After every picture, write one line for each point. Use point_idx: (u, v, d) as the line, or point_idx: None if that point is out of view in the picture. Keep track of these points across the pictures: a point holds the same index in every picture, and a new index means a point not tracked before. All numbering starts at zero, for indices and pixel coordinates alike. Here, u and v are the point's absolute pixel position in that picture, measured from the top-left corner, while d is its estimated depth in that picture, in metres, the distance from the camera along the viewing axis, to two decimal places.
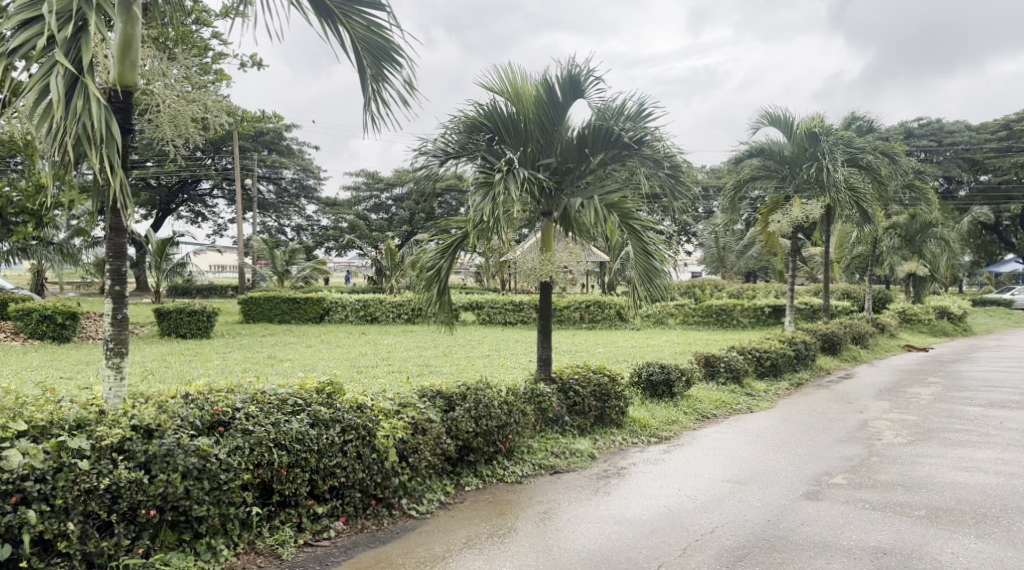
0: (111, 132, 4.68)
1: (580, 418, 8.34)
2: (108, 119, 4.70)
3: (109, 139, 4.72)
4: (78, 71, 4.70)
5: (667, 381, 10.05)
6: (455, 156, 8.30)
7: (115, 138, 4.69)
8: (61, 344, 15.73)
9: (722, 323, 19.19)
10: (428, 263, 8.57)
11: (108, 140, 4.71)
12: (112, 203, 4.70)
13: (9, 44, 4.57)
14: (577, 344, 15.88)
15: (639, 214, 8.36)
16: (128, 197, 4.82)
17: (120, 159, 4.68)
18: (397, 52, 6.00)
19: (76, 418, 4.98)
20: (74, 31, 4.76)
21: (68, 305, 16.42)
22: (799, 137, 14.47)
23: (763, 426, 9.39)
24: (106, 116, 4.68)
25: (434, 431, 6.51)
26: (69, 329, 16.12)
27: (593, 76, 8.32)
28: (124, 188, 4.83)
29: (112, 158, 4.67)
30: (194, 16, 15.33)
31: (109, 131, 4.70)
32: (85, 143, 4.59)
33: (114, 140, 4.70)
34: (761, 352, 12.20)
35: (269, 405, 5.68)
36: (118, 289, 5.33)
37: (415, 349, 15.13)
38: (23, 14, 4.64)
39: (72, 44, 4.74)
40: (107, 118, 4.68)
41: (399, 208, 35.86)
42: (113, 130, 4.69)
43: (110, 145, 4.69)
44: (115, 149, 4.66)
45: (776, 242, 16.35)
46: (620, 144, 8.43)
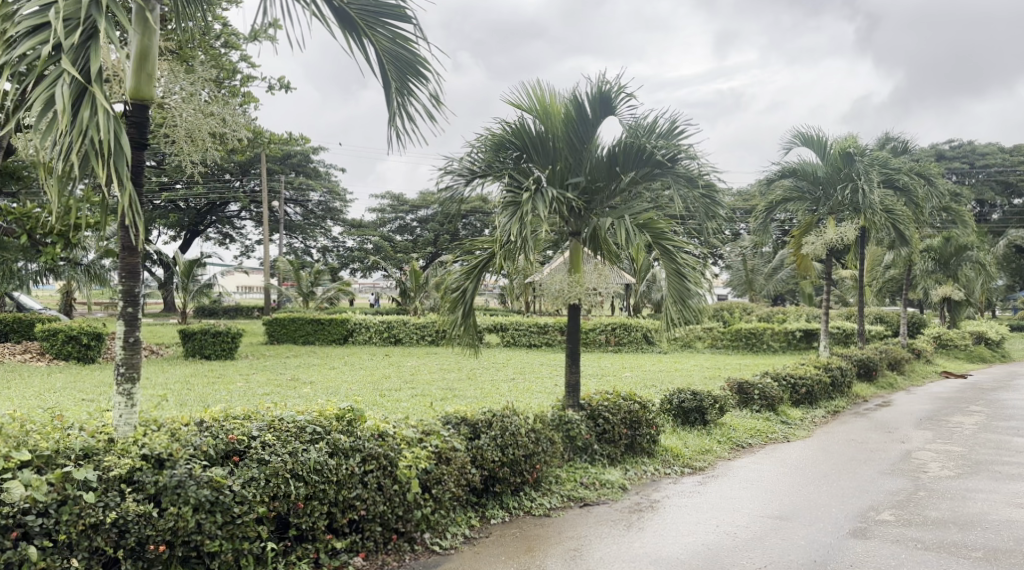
0: (120, 144, 4.48)
1: (610, 447, 8.01)
2: (118, 130, 4.51)
3: (118, 152, 4.52)
4: (87, 81, 4.51)
5: (699, 409, 9.71)
6: (482, 176, 8.05)
7: (124, 151, 4.49)
8: (86, 365, 15.62)
9: (751, 347, 18.78)
10: (453, 284, 8.33)
11: (116, 154, 4.50)
12: (120, 221, 4.47)
13: (15, 51, 4.36)
14: (604, 368, 15.54)
15: (672, 234, 8.08)
16: (138, 215, 4.60)
17: (129, 172, 4.47)
18: (423, 65, 5.76)
19: (84, 447, 4.75)
20: (83, 39, 4.56)
21: (94, 325, 16.33)
22: (833, 157, 14.10)
23: (800, 457, 9.01)
24: (116, 127, 4.48)
25: (459, 460, 6.23)
26: (94, 349, 16.02)
27: (625, 92, 8.05)
28: (134, 205, 4.61)
29: (121, 172, 4.46)
30: (223, 40, 15.33)
31: (118, 144, 4.51)
32: (92, 156, 4.37)
33: (123, 154, 4.49)
34: (796, 378, 11.82)
35: (286, 433, 5.42)
36: (131, 311, 5.10)
37: (439, 372, 14.85)
38: (32, 19, 4.44)
39: (80, 53, 4.54)
40: (117, 129, 4.50)
41: (423, 229, 35.78)
42: (122, 144, 4.48)
43: (119, 158, 4.47)
44: (124, 162, 4.45)
45: (809, 265, 15.96)
46: (652, 161, 8.15)
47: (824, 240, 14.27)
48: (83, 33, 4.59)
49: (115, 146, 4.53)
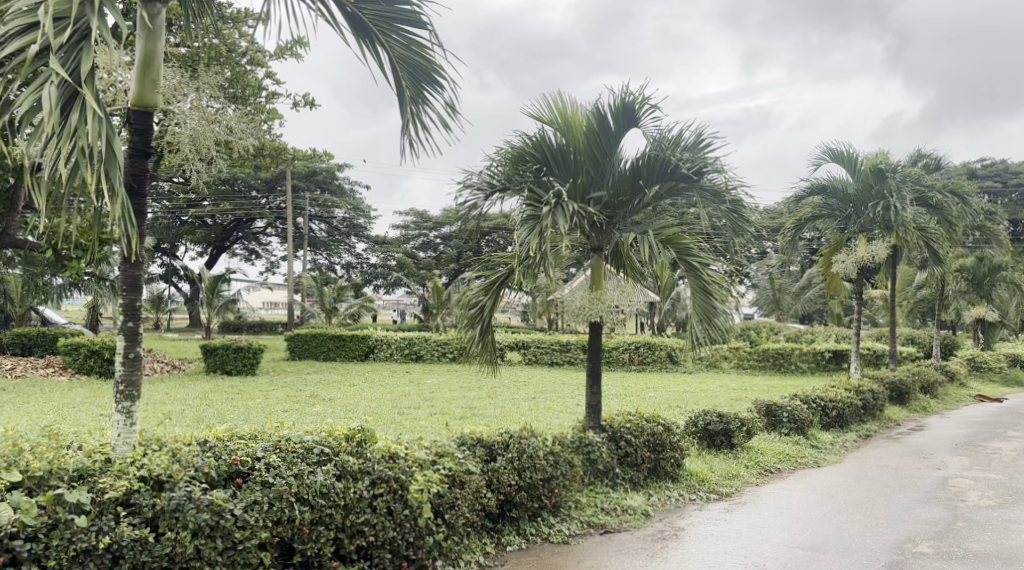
0: (113, 151, 4.30)
1: (632, 470, 7.72)
2: (111, 136, 4.35)
3: (110, 158, 4.35)
4: (78, 83, 4.33)
5: (726, 432, 9.38)
6: (501, 190, 7.83)
7: (116, 158, 4.31)
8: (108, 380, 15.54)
9: (779, 367, 18.37)
10: (471, 300, 8.10)
11: (109, 159, 4.31)
12: (112, 230, 4.28)
13: (5, 49, 4.17)
14: (628, 387, 15.23)
15: (698, 250, 7.80)
16: (132, 224, 4.42)
17: (123, 180, 4.29)
18: (438, 73, 5.56)
19: (78, 468, 4.56)
20: (75, 41, 4.41)
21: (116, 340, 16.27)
22: (863, 173, 13.78)
23: (831, 484, 8.66)
24: (109, 135, 4.33)
25: (474, 483, 5.99)
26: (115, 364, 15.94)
27: (649, 104, 7.80)
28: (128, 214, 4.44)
29: (114, 179, 4.28)
30: (248, 56, 15.26)
31: (111, 150, 4.34)
32: (82, 161, 4.18)
33: (116, 162, 4.32)
34: (827, 401, 11.45)
35: (292, 455, 5.20)
36: (132, 326, 4.91)
37: (459, 390, 14.60)
38: (20, 20, 4.26)
39: (70, 54, 4.39)
40: (111, 136, 4.34)
41: (446, 246, 35.66)
42: (116, 148, 4.29)
43: (111, 164, 4.27)
44: (116, 171, 4.28)
45: (839, 285, 15.56)
46: (677, 175, 7.90)
47: (855, 258, 13.89)
48: (74, 33, 4.42)
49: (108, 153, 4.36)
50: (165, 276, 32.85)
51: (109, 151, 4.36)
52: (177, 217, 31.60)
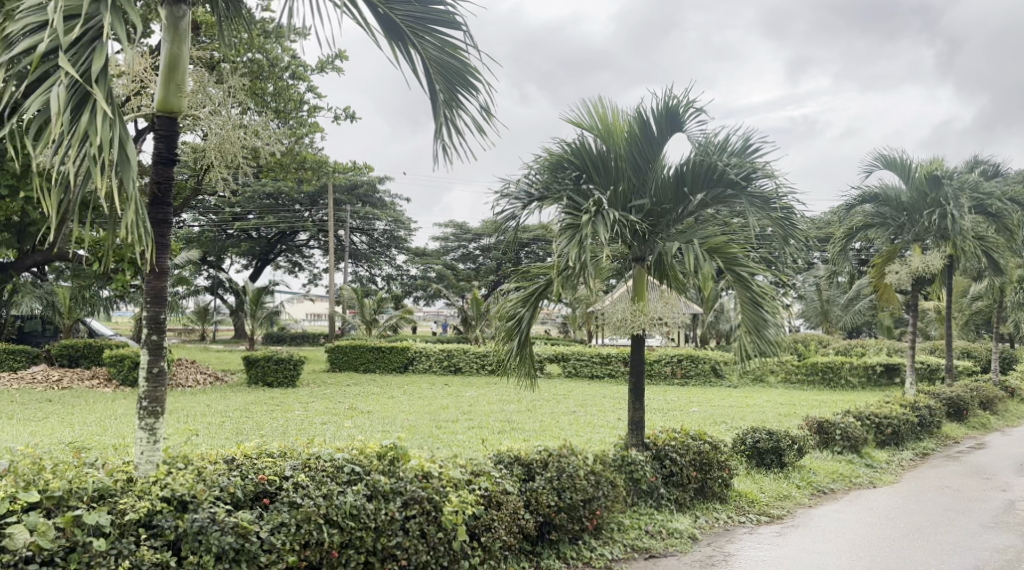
0: (126, 157, 4.17)
1: (677, 491, 7.42)
2: (124, 138, 4.21)
3: (123, 162, 4.21)
4: (89, 84, 4.20)
5: (776, 450, 9.02)
6: (539, 199, 7.59)
7: (130, 162, 4.17)
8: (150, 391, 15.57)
9: (829, 382, 17.84)
10: (508, 312, 7.86)
11: (123, 165, 4.19)
12: (127, 240, 4.13)
13: (15, 49, 4.04)
14: (673, 401, 14.87)
15: (746, 260, 7.49)
16: (147, 235, 4.27)
17: (136, 187, 4.15)
18: (473, 75, 5.33)
19: (98, 488, 4.38)
20: (88, 40, 4.29)
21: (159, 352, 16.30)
22: (918, 181, 13.23)
23: (888, 506, 8.26)
24: (124, 140, 4.20)
25: (512, 504, 5.77)
26: None
27: (694, 107, 7.51)
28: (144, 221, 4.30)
29: (129, 187, 4.14)
30: (291, 71, 15.19)
31: (123, 154, 4.20)
32: (93, 167, 4.06)
33: (129, 167, 4.18)
34: (882, 418, 11.00)
35: (321, 474, 5.00)
36: (156, 339, 4.74)
37: (498, 404, 14.34)
38: (30, 17, 4.16)
39: (82, 54, 4.26)
40: (125, 139, 4.20)
41: (486, 258, 35.47)
42: (130, 151, 4.17)
43: (124, 170, 4.16)
44: (130, 178, 4.14)
45: (892, 297, 15.04)
46: (724, 181, 7.57)
47: (908, 269, 13.42)
48: (87, 33, 4.31)
49: (122, 156, 4.22)
50: (210, 288, 33.13)
51: (121, 154, 4.22)
52: (222, 230, 31.85)
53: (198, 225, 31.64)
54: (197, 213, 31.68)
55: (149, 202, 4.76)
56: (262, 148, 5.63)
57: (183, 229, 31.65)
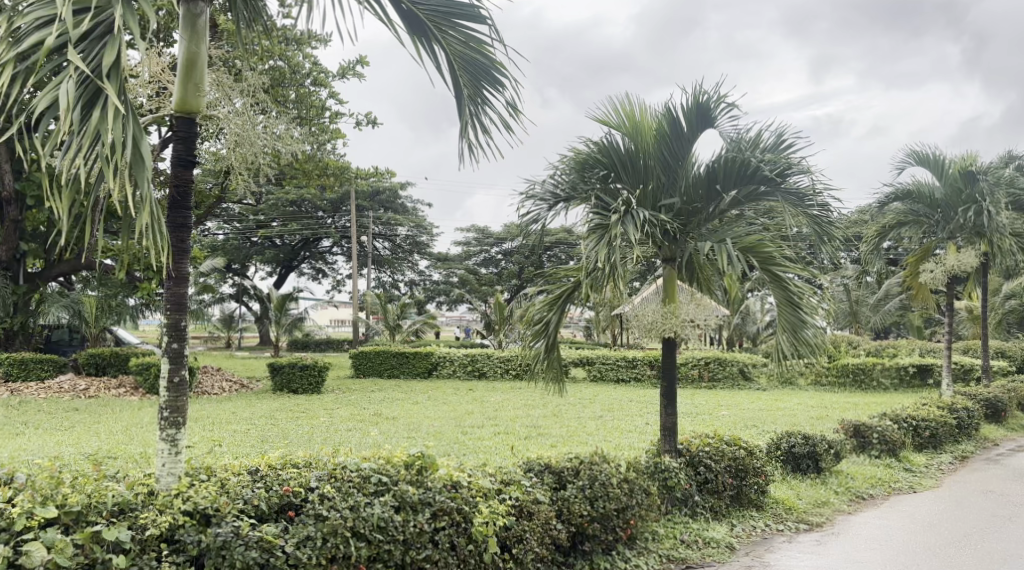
0: (140, 156, 4.04)
1: (712, 498, 7.29)
2: (137, 138, 4.09)
3: (137, 162, 4.08)
4: (99, 82, 4.07)
5: (812, 455, 8.81)
6: (566, 200, 7.41)
7: (144, 162, 4.05)
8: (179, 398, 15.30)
9: (860, 383, 17.51)
10: (535, 316, 7.68)
11: (138, 164, 4.07)
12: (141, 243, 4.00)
13: (22, 45, 3.94)
14: (700, 405, 14.63)
15: (782, 260, 7.29)
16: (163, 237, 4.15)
17: (150, 187, 4.03)
18: (499, 71, 5.17)
19: (119, 502, 4.25)
20: (98, 36, 4.16)
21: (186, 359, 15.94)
22: (951, 177, 12.88)
23: (931, 512, 8.01)
24: (138, 139, 4.07)
25: (543, 514, 5.62)
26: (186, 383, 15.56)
27: (725, 102, 7.29)
28: (160, 223, 4.18)
29: (143, 189, 4.02)
30: (312, 77, 15.03)
31: (137, 153, 4.07)
32: (105, 165, 3.92)
33: (143, 167, 4.06)
34: (919, 420, 10.73)
35: (348, 485, 4.85)
36: (176, 347, 4.60)
37: (523, 408, 14.17)
38: (38, 11, 4.06)
39: (93, 51, 4.14)
40: (139, 138, 4.08)
41: (508, 262, 35.29)
42: (144, 149, 4.05)
43: (140, 169, 4.04)
44: (143, 178, 4.02)
45: (927, 297, 14.70)
46: (757, 178, 7.36)
47: (944, 267, 13.13)
48: (96, 28, 4.18)
49: (135, 155, 4.10)
50: (236, 296, 33.22)
51: (134, 153, 4.09)
52: (246, 237, 31.91)
53: (223, 233, 31.77)
54: (221, 221, 31.75)
55: (168, 206, 4.63)
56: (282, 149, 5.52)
57: (208, 237, 31.76)
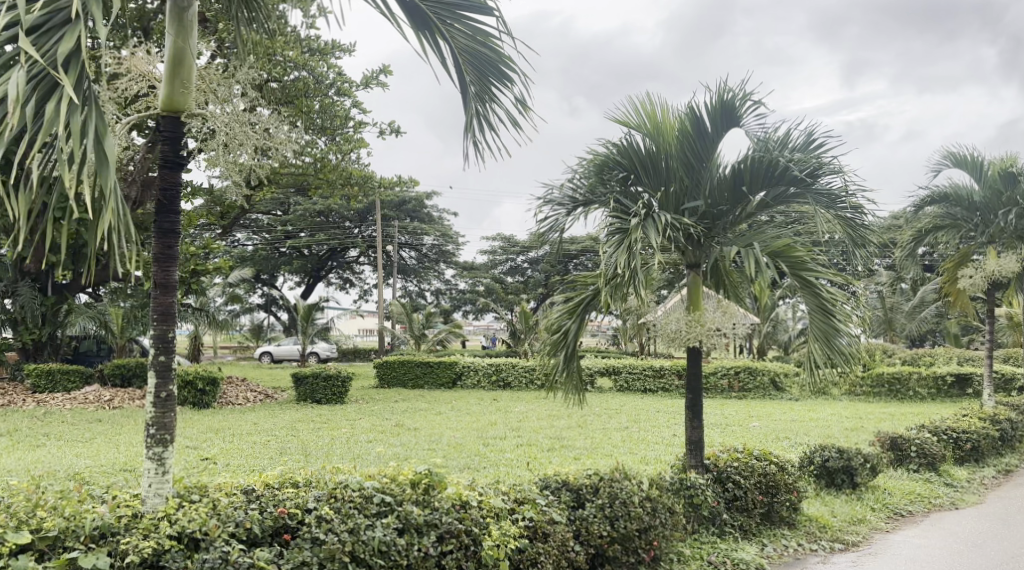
0: (103, 152, 3.87)
1: (742, 517, 6.96)
2: (101, 133, 3.90)
3: (101, 160, 3.90)
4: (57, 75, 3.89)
5: (848, 469, 8.41)
6: (585, 205, 7.12)
7: (108, 161, 3.87)
8: (203, 410, 14.83)
9: (897, 394, 16.97)
10: (553, 325, 7.39)
11: (100, 162, 3.89)
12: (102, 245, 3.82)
13: None
14: (730, 415, 14.20)
15: (815, 266, 6.92)
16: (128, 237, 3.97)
17: (115, 186, 3.86)
18: (507, 65, 4.87)
19: (99, 526, 4.04)
20: (57, 25, 3.97)
21: (210, 370, 15.61)
22: (990, 179, 12.41)
23: (973, 530, 7.57)
24: (102, 135, 3.90)
25: (560, 535, 5.31)
26: (209, 394, 15.26)
27: (751, 100, 6.94)
28: (126, 223, 4.00)
29: (106, 186, 3.85)
30: (335, 87, 14.57)
31: (100, 151, 3.88)
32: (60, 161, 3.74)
33: (106, 166, 3.88)
34: (959, 433, 10.26)
35: (349, 506, 4.60)
36: (163, 360, 4.37)
37: (548, 419, 13.84)
38: None
39: (50, 42, 3.95)
40: (102, 134, 3.90)
41: (534, 270, 34.97)
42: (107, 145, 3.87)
43: (102, 166, 3.87)
44: (106, 175, 3.84)
45: (966, 304, 14.18)
46: (787, 178, 6.99)
47: (984, 273, 12.65)
48: (54, 19, 3.99)
49: (99, 153, 3.92)
50: (264, 306, 33.19)
51: (97, 150, 3.91)
52: (274, 247, 31.86)
53: (251, 244, 31.76)
54: (249, 231, 31.75)
55: (155, 210, 4.42)
56: (277, 148, 5.04)
57: (237, 247, 31.78)
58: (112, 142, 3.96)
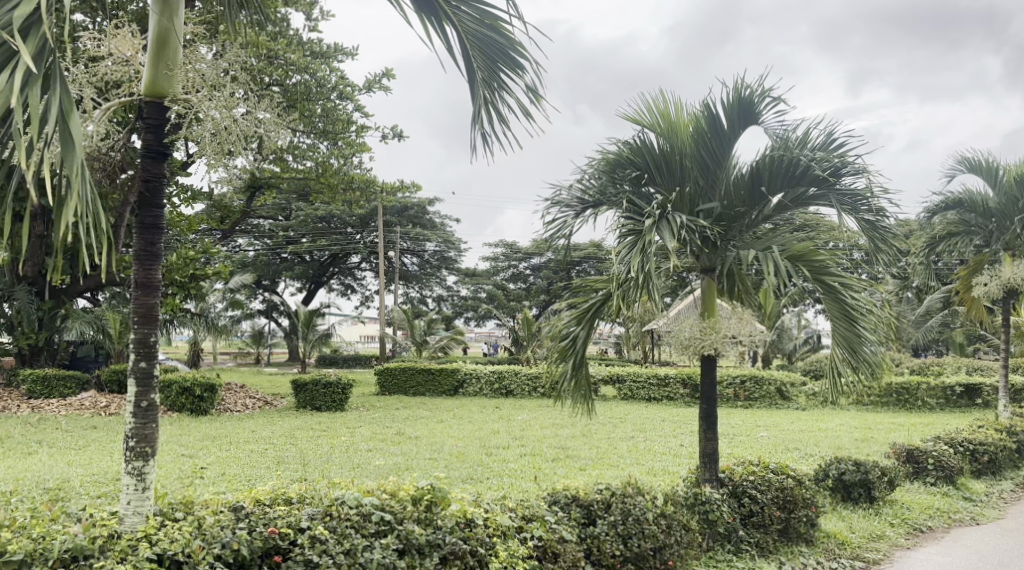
0: (68, 134, 3.64)
1: (758, 533, 6.62)
2: (67, 111, 3.66)
3: (66, 142, 3.65)
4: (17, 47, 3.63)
5: (865, 483, 8.07)
6: (594, 206, 6.82)
7: (74, 141, 3.64)
8: (199, 417, 14.47)
9: (905, 403, 16.60)
10: (561, 330, 7.06)
11: (65, 143, 3.65)
12: (68, 233, 3.61)
13: None
14: (738, 425, 13.87)
15: (838, 270, 6.60)
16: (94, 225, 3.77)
17: (82, 170, 3.62)
18: (518, 51, 4.57)
19: (74, 548, 3.87)
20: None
21: (208, 377, 15.26)
22: (1006, 185, 12.06)
23: (998, 548, 7.21)
24: (66, 114, 3.66)
25: (571, 555, 5.00)
26: (207, 401, 14.89)
27: (770, 95, 6.64)
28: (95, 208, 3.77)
29: (71, 170, 3.62)
30: (337, 92, 14.08)
31: (66, 132, 3.65)
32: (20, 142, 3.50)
33: (72, 147, 3.64)
34: (976, 444, 9.90)
35: (346, 525, 4.36)
36: (145, 366, 4.15)
37: (551, 428, 13.52)
38: None
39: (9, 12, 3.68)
40: (67, 112, 3.66)
41: (537, 277, 34.63)
42: (71, 126, 3.64)
43: (67, 147, 3.64)
44: (72, 160, 3.61)
45: (981, 312, 13.82)
46: (808, 178, 6.68)
47: (999, 280, 12.29)
48: None
49: (65, 135, 3.68)
50: (265, 312, 32.83)
51: (63, 131, 3.66)
52: (275, 253, 31.58)
53: (253, 250, 31.41)
54: (250, 236, 31.40)
55: (137, 204, 4.22)
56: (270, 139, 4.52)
57: (238, 253, 31.46)
58: (79, 120, 3.71)
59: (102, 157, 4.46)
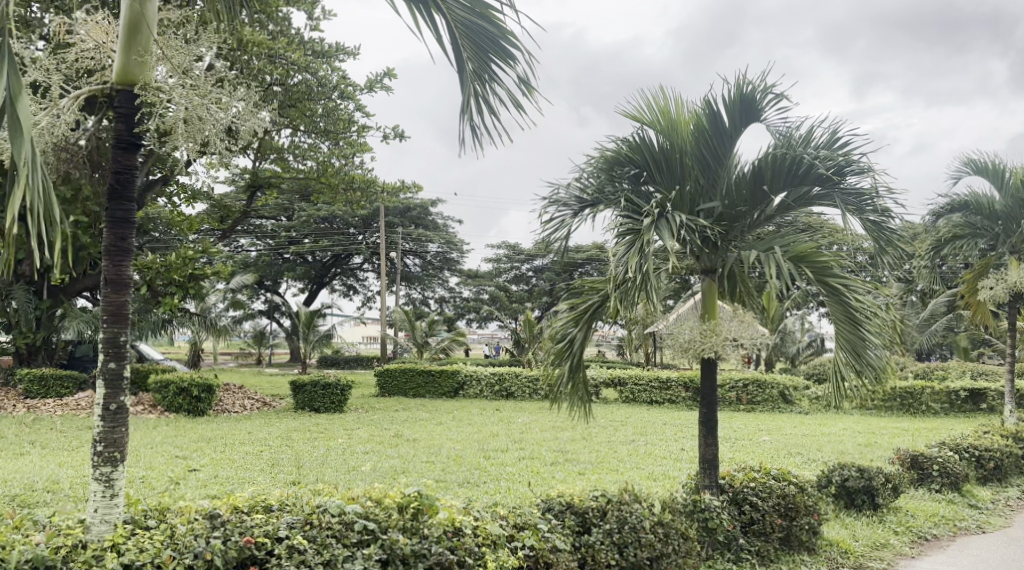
0: (16, 120, 3.63)
1: (759, 542, 6.42)
2: (14, 97, 3.63)
3: (14, 129, 3.64)
4: None
5: (869, 490, 7.87)
6: (592, 205, 6.62)
7: (21, 128, 3.62)
8: (195, 419, 14.27)
9: (909, 408, 16.39)
10: (558, 332, 6.88)
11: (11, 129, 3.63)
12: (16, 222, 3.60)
13: None
14: (739, 429, 13.67)
15: (841, 272, 6.41)
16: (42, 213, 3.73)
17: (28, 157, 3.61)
18: (508, 40, 4.39)
19: (34, 559, 3.94)
20: None
21: (205, 377, 15.09)
22: (1013, 187, 11.84)
23: (1005, 557, 7.01)
24: (14, 99, 3.64)
25: (563, 564, 4.83)
26: (204, 402, 14.71)
27: (772, 92, 6.45)
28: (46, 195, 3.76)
29: (19, 157, 3.61)
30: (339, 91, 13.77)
31: (14, 118, 3.63)
32: None
33: (20, 134, 3.62)
34: (981, 450, 9.69)
35: (327, 533, 4.30)
36: (114, 366, 4.15)
37: (551, 431, 13.33)
38: None
39: None
40: (15, 99, 3.64)
41: (540, 279, 34.38)
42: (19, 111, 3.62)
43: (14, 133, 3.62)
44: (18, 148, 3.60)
45: (987, 316, 13.59)
46: (812, 177, 6.49)
47: (1005, 284, 12.06)
48: None
49: (13, 121, 3.66)
50: (267, 312, 32.67)
51: (11, 118, 3.64)
52: (277, 254, 31.42)
53: (255, 250, 31.23)
54: (252, 237, 31.21)
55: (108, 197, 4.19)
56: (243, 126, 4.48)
57: (240, 253, 31.29)
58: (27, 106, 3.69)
59: (67, 147, 4.40)
